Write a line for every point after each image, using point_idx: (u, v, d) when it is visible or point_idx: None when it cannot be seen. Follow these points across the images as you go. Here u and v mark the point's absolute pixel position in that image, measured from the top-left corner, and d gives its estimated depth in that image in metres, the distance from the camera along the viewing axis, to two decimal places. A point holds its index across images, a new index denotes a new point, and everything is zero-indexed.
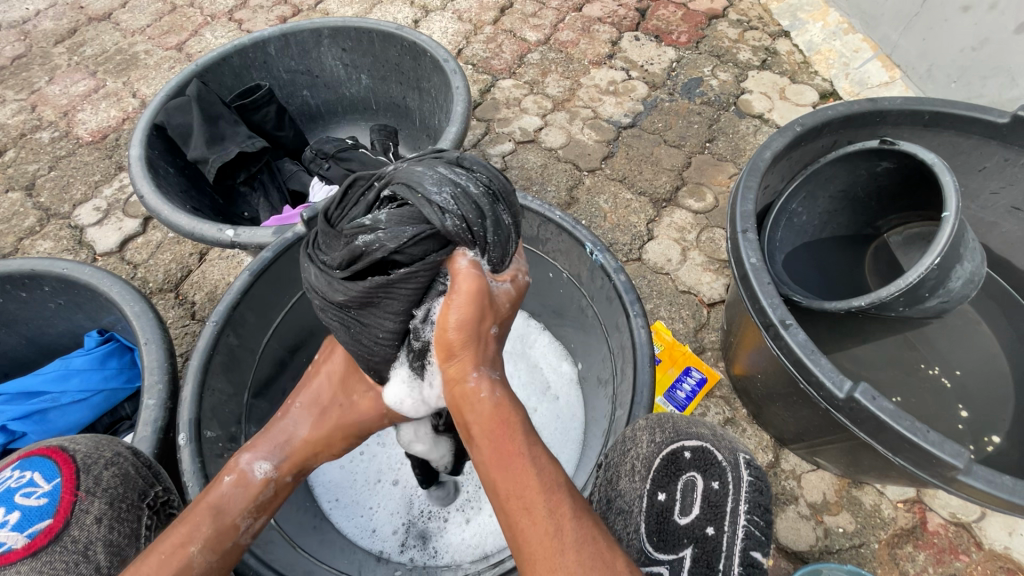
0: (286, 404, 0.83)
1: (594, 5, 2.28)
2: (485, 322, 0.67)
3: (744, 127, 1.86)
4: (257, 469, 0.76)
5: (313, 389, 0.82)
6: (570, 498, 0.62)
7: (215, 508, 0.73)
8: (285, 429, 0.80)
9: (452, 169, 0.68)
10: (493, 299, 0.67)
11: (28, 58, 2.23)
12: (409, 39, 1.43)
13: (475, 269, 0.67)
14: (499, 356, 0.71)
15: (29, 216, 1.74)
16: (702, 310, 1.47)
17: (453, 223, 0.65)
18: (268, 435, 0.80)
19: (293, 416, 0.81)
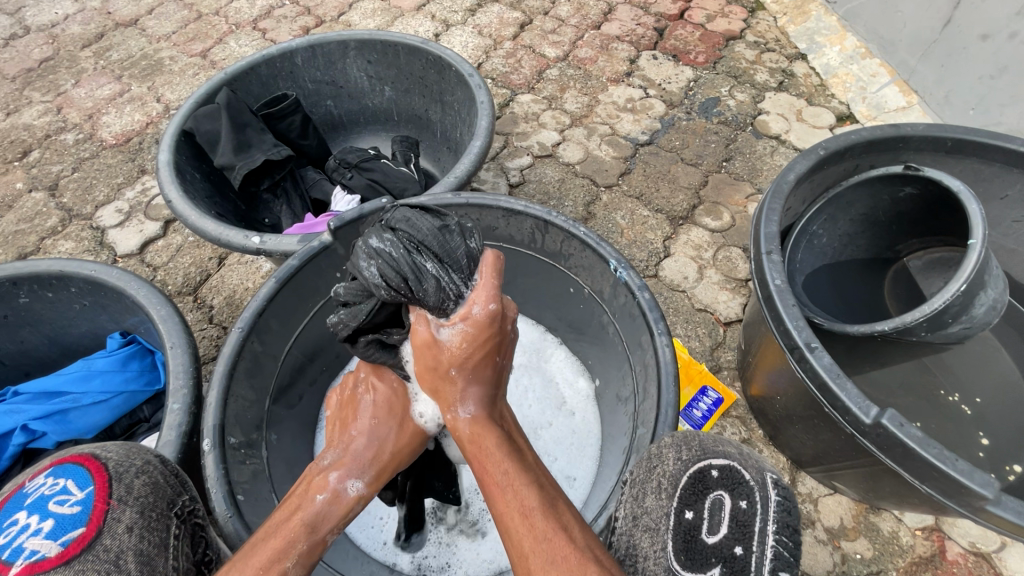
0: (362, 421, 0.82)
1: (613, 23, 2.31)
2: (440, 366, 0.75)
3: (761, 147, 1.87)
4: (349, 487, 0.77)
5: (391, 404, 0.83)
6: (536, 526, 0.63)
7: (311, 528, 0.73)
8: (369, 447, 0.80)
9: (378, 238, 0.77)
10: (442, 345, 0.74)
11: (55, 61, 2.28)
12: (434, 53, 1.45)
13: (422, 322, 0.75)
14: (477, 391, 0.76)
15: (52, 217, 1.76)
16: (718, 328, 1.47)
17: (385, 293, 0.76)
18: (352, 452, 0.79)
19: (376, 433, 0.81)
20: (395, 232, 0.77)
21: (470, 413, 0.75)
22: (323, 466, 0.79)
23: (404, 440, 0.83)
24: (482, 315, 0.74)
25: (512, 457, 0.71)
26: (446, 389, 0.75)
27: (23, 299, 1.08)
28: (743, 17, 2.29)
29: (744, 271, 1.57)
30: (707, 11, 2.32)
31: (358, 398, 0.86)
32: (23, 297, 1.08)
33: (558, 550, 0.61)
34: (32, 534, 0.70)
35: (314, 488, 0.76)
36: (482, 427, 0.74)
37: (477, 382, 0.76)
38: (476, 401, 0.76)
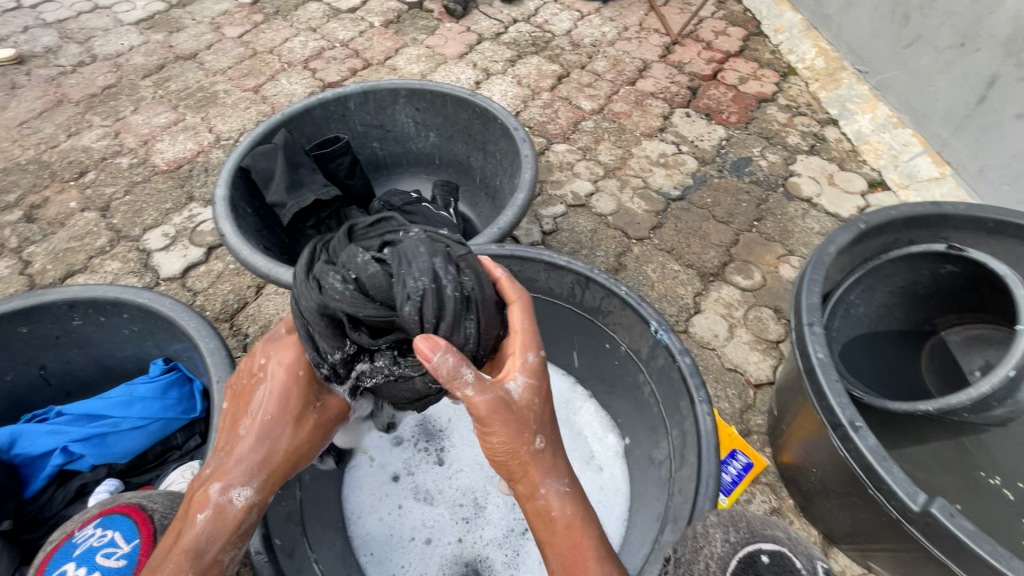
0: (253, 425, 0.89)
1: (647, 80, 2.39)
2: (523, 437, 0.78)
3: (792, 209, 1.89)
4: (232, 499, 0.84)
5: (280, 405, 0.91)
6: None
7: (196, 551, 0.79)
8: (256, 451, 0.88)
9: (443, 266, 0.81)
10: (517, 409, 0.78)
11: (117, 88, 2.41)
12: (481, 105, 1.51)
13: (487, 391, 0.75)
14: (552, 461, 0.81)
15: (101, 237, 1.83)
16: (749, 390, 1.45)
17: (413, 307, 0.78)
18: (237, 459, 0.86)
19: (267, 437, 0.89)
20: (463, 275, 0.83)
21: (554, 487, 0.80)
22: (206, 481, 0.85)
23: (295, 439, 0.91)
24: (535, 367, 0.83)
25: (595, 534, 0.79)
26: (534, 461, 0.80)
27: (77, 323, 1.12)
28: (776, 81, 2.36)
29: (775, 332, 1.56)
30: (740, 73, 2.40)
31: (250, 397, 0.91)
32: (77, 321, 1.12)
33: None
34: None
35: (196, 507, 0.82)
36: (576, 501, 0.80)
37: (551, 452, 0.81)
38: (562, 473, 0.81)
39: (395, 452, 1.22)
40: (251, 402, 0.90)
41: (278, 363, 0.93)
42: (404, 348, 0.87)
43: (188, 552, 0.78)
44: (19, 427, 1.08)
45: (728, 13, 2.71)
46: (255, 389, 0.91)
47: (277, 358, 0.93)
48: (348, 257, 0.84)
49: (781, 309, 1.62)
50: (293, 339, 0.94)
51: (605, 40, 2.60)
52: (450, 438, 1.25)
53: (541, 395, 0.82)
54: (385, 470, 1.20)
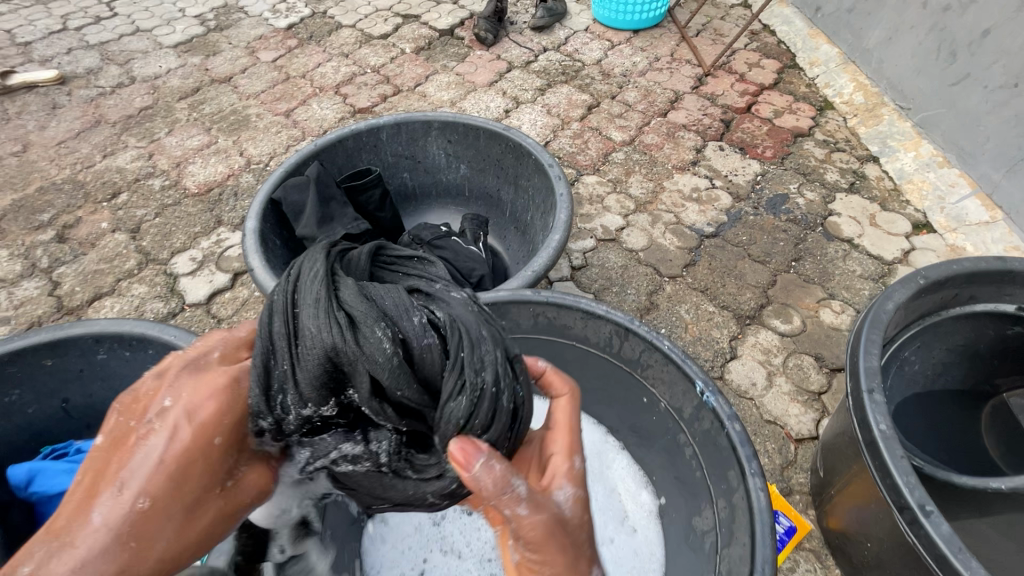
0: (116, 520, 0.62)
1: (680, 112, 2.36)
2: (579, 567, 0.69)
3: (832, 250, 1.82)
4: None
5: (165, 490, 0.64)
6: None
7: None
8: (108, 558, 0.60)
9: (506, 365, 0.79)
10: (571, 529, 0.70)
11: (153, 110, 2.46)
12: (514, 140, 1.48)
13: (541, 509, 0.68)
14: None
15: (130, 259, 1.84)
16: (790, 445, 1.37)
17: (465, 402, 0.73)
18: (72, 572, 0.58)
19: (131, 541, 0.62)
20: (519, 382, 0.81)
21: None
22: None
23: (178, 541, 0.65)
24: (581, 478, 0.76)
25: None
26: None
27: (102, 356, 1.10)
28: (812, 115, 2.31)
29: (817, 382, 1.48)
30: (775, 107, 2.35)
31: (123, 472, 0.64)
32: (101, 354, 1.09)
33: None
34: None
35: None
36: None
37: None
38: None
39: None
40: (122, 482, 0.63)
41: (183, 421, 0.67)
42: (402, 437, 0.81)
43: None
44: (38, 463, 1.05)
45: (761, 45, 2.68)
46: (134, 454, 0.65)
47: (186, 410, 0.68)
48: (394, 305, 0.77)
49: (823, 357, 1.53)
50: (215, 386, 0.71)
51: (635, 70, 2.58)
52: None
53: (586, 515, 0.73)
54: (410, 519, 1.14)
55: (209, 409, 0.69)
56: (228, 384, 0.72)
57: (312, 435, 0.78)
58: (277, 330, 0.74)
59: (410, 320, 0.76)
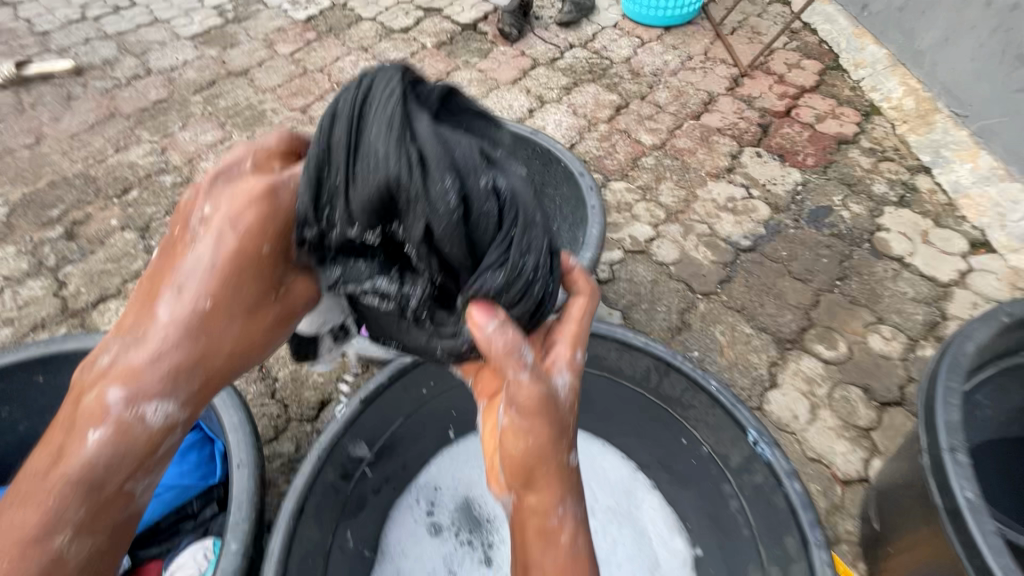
0: (182, 325, 0.79)
1: (714, 114, 2.22)
2: (557, 444, 0.76)
3: (881, 268, 1.68)
4: (150, 412, 0.78)
5: (218, 303, 0.81)
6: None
7: (101, 463, 0.74)
8: (176, 345, 0.79)
9: (547, 256, 0.79)
10: (558, 411, 0.76)
11: (168, 103, 2.39)
12: (542, 145, 1.37)
13: (537, 382, 0.74)
14: (576, 481, 0.77)
15: (138, 260, 1.78)
16: (836, 487, 1.25)
17: (501, 276, 0.75)
18: (153, 357, 0.78)
19: (196, 342, 0.80)
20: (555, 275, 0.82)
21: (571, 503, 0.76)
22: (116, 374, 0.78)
23: (240, 334, 0.84)
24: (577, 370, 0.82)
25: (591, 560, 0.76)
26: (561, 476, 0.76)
27: None
28: (857, 121, 2.17)
29: (866, 418, 1.36)
30: (817, 111, 2.21)
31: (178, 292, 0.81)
32: None
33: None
34: None
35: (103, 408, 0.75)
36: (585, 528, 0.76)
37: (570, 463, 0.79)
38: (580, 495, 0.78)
39: (433, 543, 1.08)
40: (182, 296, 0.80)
41: (223, 240, 0.82)
42: (434, 287, 0.81)
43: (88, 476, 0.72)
44: None
45: (801, 44, 2.52)
46: (194, 257, 0.81)
47: (229, 221, 0.82)
48: (464, 154, 0.74)
49: (872, 389, 1.41)
50: (256, 199, 0.83)
51: (667, 69, 2.45)
52: (499, 532, 1.10)
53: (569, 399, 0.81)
54: (423, 566, 1.06)
55: (246, 218, 0.82)
56: (267, 197, 0.83)
57: (348, 254, 0.81)
58: (342, 141, 0.74)
59: (477, 180, 0.73)
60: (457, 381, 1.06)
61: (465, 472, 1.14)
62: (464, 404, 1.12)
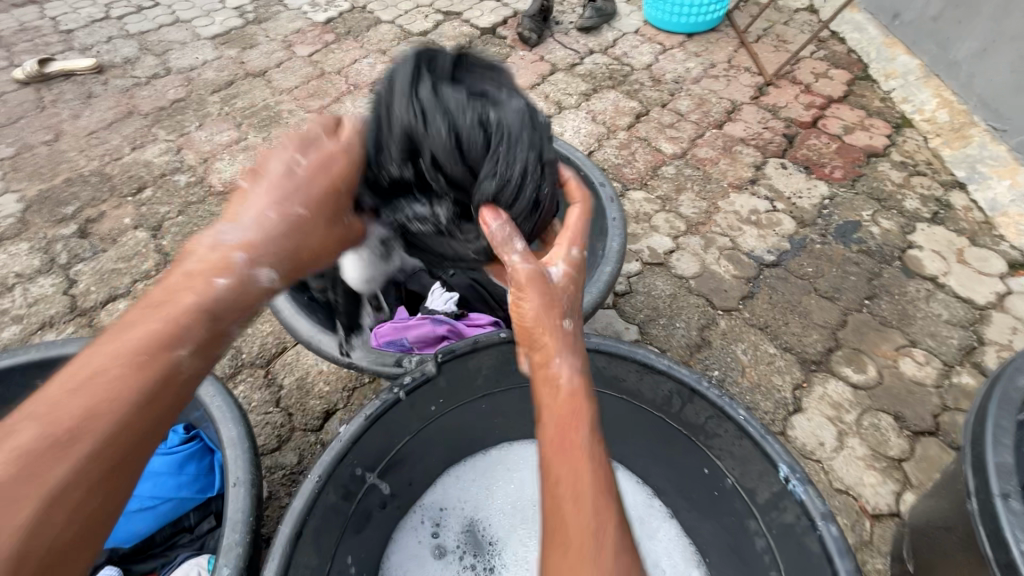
0: (287, 206, 0.76)
1: (737, 124, 2.16)
2: (552, 311, 0.74)
3: (913, 288, 1.61)
4: (260, 275, 0.73)
5: (319, 198, 0.80)
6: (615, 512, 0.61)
7: (212, 311, 0.68)
8: (284, 231, 0.76)
9: (538, 160, 0.81)
10: (553, 285, 0.76)
11: (186, 103, 2.39)
12: (561, 153, 1.33)
13: (531, 261, 0.76)
14: (576, 342, 0.74)
15: (149, 259, 1.76)
16: (865, 521, 1.18)
17: (492, 185, 0.80)
18: (264, 235, 0.74)
19: (300, 225, 0.77)
20: (548, 179, 0.83)
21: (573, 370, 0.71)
22: (220, 248, 0.72)
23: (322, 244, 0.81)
24: (579, 257, 0.81)
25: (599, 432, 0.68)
26: (555, 336, 0.73)
27: None
28: (887, 133, 2.09)
29: (897, 448, 1.28)
30: (845, 122, 2.13)
31: (281, 177, 0.78)
32: None
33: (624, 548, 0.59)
34: None
35: (216, 271, 0.70)
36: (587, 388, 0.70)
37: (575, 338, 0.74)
38: (580, 355, 0.72)
39: (436, 566, 1.03)
40: (283, 184, 0.77)
41: (320, 169, 0.80)
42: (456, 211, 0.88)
43: (207, 312, 0.67)
44: None
45: (829, 53, 2.45)
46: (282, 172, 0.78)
47: (323, 157, 0.81)
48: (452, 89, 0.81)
49: (903, 417, 1.33)
50: (337, 147, 0.83)
51: (689, 77, 2.39)
52: (502, 556, 1.05)
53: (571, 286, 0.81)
54: None
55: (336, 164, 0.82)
56: (343, 147, 0.84)
57: (393, 197, 0.89)
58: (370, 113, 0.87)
59: (462, 108, 0.79)
60: (468, 399, 1.01)
61: (469, 492, 1.11)
62: (473, 422, 1.07)
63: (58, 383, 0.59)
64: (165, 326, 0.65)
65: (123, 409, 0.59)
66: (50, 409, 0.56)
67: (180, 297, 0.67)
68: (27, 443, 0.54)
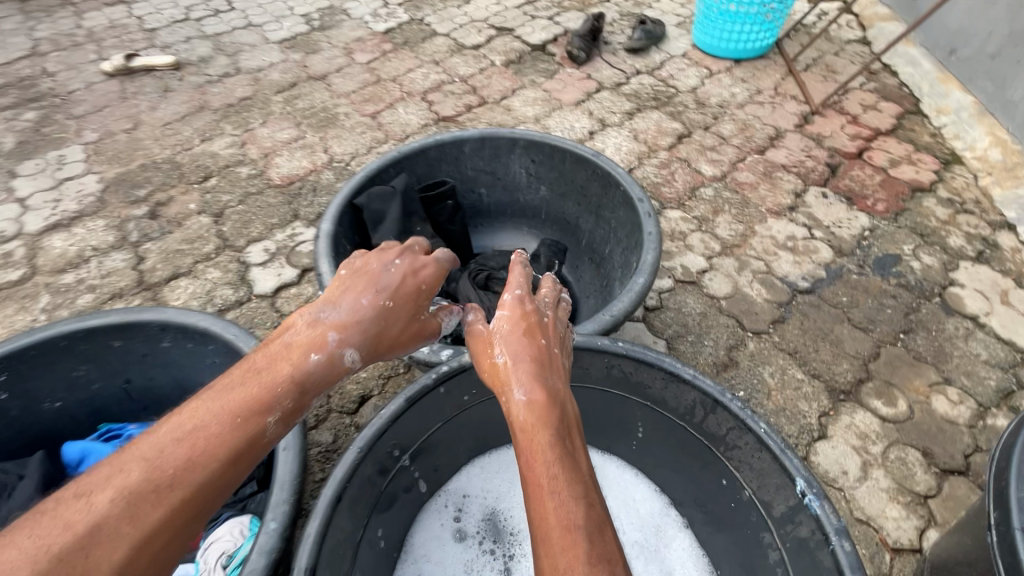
0: (379, 295, 0.84)
1: (780, 151, 2.17)
2: (494, 366, 0.82)
3: (951, 326, 1.58)
4: (346, 356, 0.78)
5: (406, 293, 0.88)
6: (585, 546, 0.61)
7: (301, 388, 0.74)
8: (373, 323, 0.82)
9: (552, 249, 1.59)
10: (493, 341, 0.85)
11: (252, 101, 2.56)
12: (603, 168, 1.38)
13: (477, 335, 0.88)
14: (515, 372, 0.78)
15: (210, 243, 1.90)
16: (884, 553, 1.17)
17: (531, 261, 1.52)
18: (357, 320, 0.80)
19: (389, 313, 0.84)
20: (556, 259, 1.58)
21: (528, 396, 0.75)
22: (319, 326, 0.78)
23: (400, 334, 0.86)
24: (514, 298, 0.88)
25: (563, 455, 0.69)
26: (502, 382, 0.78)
27: (167, 344, 1.10)
28: (935, 169, 2.07)
29: (924, 484, 1.27)
30: (891, 155, 2.12)
31: (379, 270, 0.87)
32: (167, 343, 1.10)
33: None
34: None
35: (312, 348, 0.76)
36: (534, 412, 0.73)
37: (524, 360, 0.79)
38: (521, 384, 0.76)
39: (456, 548, 1.08)
40: (376, 279, 0.86)
41: (410, 272, 0.90)
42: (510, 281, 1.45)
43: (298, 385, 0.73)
44: (89, 444, 1.10)
45: (879, 85, 2.44)
46: (382, 272, 0.87)
47: (412, 266, 0.91)
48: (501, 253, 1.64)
49: (932, 454, 1.32)
50: (431, 259, 0.94)
51: (734, 101, 2.42)
52: (522, 546, 1.09)
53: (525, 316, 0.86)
54: (443, 569, 1.06)
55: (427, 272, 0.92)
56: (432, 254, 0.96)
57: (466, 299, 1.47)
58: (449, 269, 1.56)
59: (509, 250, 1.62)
60: None
61: (492, 483, 1.16)
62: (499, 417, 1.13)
63: (165, 428, 0.65)
64: (256, 393, 0.70)
65: (214, 466, 0.64)
66: (155, 457, 0.62)
67: (276, 367, 0.73)
68: (132, 484, 0.60)
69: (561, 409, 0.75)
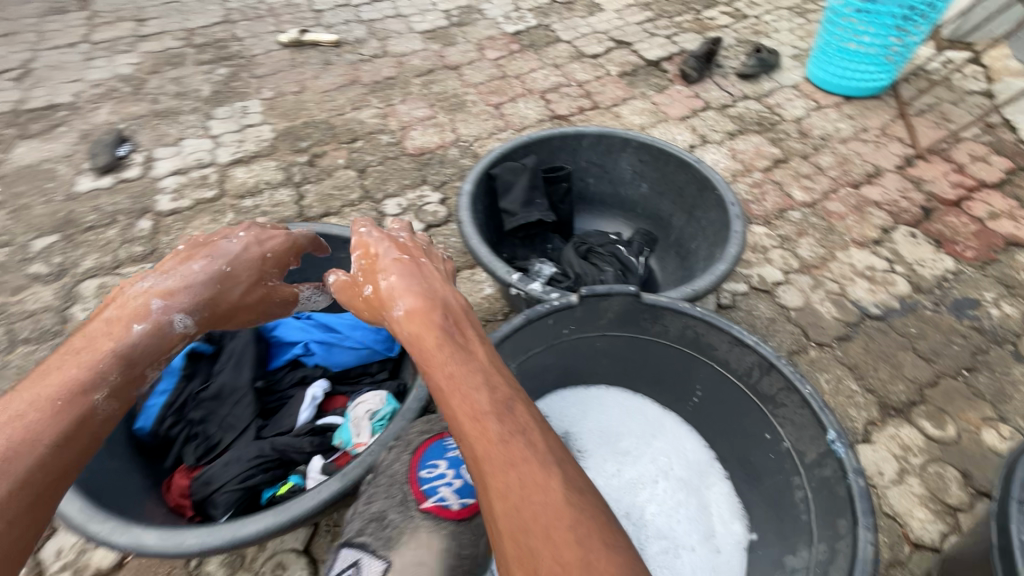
0: (213, 264, 1.14)
1: (874, 187, 2.26)
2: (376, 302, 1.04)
3: (1018, 372, 1.66)
4: (179, 322, 1.04)
5: (249, 261, 1.20)
6: (493, 424, 0.74)
7: (127, 356, 0.94)
8: (204, 291, 1.10)
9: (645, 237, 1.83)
10: (366, 289, 1.08)
11: (395, 81, 2.97)
12: (703, 174, 1.59)
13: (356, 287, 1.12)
14: (393, 296, 1.00)
15: (354, 193, 2.30)
16: (904, 544, 1.31)
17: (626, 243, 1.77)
18: (184, 291, 1.07)
19: (222, 279, 1.14)
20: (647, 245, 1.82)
21: (405, 313, 0.95)
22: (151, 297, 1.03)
23: (235, 299, 1.16)
24: (367, 243, 1.14)
25: (452, 352, 0.85)
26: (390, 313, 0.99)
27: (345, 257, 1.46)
28: None
29: (956, 498, 1.39)
30: (992, 208, 2.16)
31: (219, 245, 1.18)
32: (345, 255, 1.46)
33: (513, 447, 0.71)
34: (447, 485, 0.94)
35: (137, 320, 0.99)
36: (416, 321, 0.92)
37: (395, 285, 1.00)
38: (396, 304, 0.97)
39: None
40: (216, 252, 1.16)
41: (253, 245, 1.22)
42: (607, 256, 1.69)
43: (122, 357, 0.93)
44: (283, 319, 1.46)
45: (994, 139, 2.45)
46: (221, 247, 1.18)
47: (255, 240, 1.23)
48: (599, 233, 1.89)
49: (971, 476, 1.43)
50: (272, 235, 1.27)
51: (837, 136, 2.52)
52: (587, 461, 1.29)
53: (386, 253, 1.10)
54: None
55: (269, 244, 1.25)
56: (277, 232, 1.29)
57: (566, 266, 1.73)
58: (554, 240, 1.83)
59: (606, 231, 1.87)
60: (594, 332, 1.29)
61: (569, 411, 1.38)
62: (587, 357, 1.36)
63: None
64: (80, 376, 0.87)
65: (34, 456, 0.76)
66: None
67: (98, 344, 0.93)
68: None
69: (436, 312, 0.94)
